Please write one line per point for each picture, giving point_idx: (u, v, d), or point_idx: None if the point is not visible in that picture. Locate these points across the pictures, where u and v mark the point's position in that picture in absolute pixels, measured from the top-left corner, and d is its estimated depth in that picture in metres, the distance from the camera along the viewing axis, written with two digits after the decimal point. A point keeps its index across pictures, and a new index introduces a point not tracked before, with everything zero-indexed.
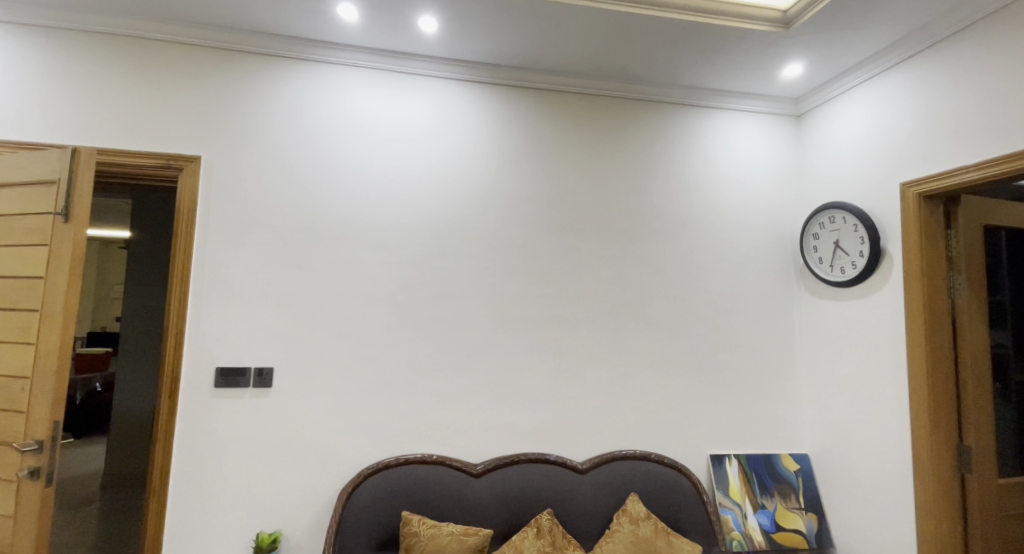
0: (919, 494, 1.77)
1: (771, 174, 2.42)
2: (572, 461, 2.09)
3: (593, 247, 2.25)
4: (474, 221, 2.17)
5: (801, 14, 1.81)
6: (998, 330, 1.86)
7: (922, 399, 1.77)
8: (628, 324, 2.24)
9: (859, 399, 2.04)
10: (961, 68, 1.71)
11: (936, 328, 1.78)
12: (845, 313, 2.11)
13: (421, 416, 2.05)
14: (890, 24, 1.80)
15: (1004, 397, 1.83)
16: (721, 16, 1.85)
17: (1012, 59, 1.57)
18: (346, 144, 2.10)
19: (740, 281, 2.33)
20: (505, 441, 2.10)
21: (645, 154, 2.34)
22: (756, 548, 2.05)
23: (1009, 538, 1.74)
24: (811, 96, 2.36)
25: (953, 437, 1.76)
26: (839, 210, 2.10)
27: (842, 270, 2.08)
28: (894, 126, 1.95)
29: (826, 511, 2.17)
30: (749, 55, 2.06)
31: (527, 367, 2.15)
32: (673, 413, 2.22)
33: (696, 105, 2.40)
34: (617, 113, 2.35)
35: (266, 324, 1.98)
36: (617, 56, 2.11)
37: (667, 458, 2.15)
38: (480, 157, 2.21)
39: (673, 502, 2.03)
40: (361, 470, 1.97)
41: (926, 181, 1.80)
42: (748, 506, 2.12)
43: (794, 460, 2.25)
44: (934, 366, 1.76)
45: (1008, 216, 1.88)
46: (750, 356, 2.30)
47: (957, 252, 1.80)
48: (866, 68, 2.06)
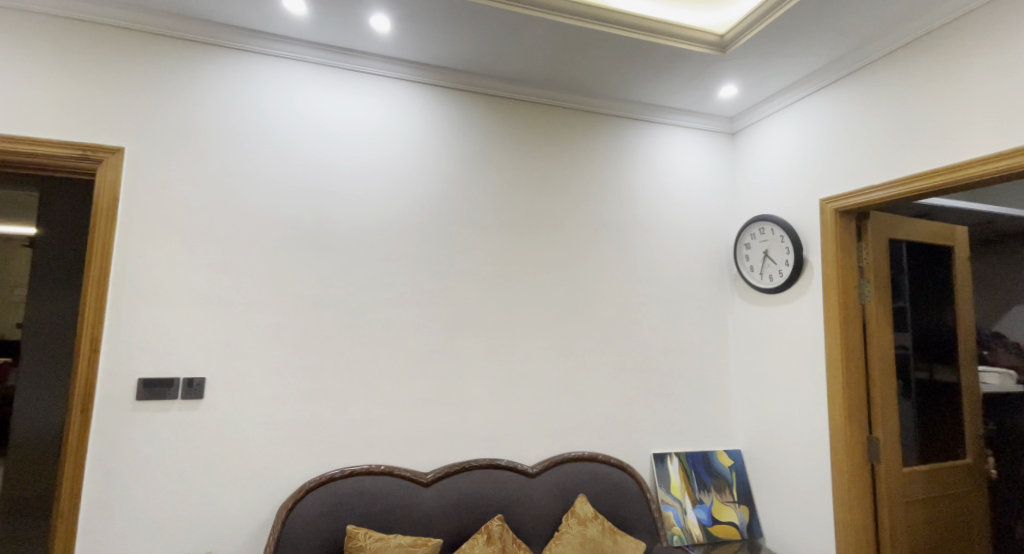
0: (836, 483, 1.93)
1: (708, 188, 2.57)
2: (521, 465, 2.10)
3: (544, 253, 2.29)
4: (426, 224, 2.15)
5: (735, 40, 1.95)
6: (900, 332, 2.08)
7: (838, 397, 1.94)
8: (577, 329, 2.29)
9: (784, 397, 2.20)
10: (870, 97, 1.91)
11: (849, 332, 1.97)
12: (772, 317, 2.28)
13: (368, 425, 1.99)
14: (811, 53, 1.98)
15: (905, 393, 2.05)
16: (665, 36, 1.96)
17: (909, 92, 1.77)
18: (291, 142, 2.01)
19: (681, 288, 2.46)
20: (455, 447, 2.08)
21: (594, 163, 2.42)
22: (694, 541, 2.16)
23: (911, 520, 1.95)
24: (744, 116, 2.54)
25: (865, 430, 1.94)
26: (768, 223, 2.27)
27: (770, 278, 2.25)
28: (814, 147, 2.14)
29: (756, 502, 2.32)
30: (689, 75, 2.19)
31: (478, 372, 2.15)
32: (619, 415, 2.29)
33: (642, 119, 2.51)
34: (568, 124, 2.41)
35: (197, 331, 1.84)
36: (568, 68, 2.17)
37: (612, 458, 2.22)
38: (433, 160, 2.19)
39: (619, 501, 2.10)
40: (301, 485, 1.88)
41: (842, 197, 1.98)
42: (687, 501, 2.23)
43: (728, 456, 2.39)
44: (848, 366, 1.94)
45: (908, 231, 2.11)
46: (690, 359, 2.42)
47: (866, 263, 2.01)
48: (792, 93, 2.25)
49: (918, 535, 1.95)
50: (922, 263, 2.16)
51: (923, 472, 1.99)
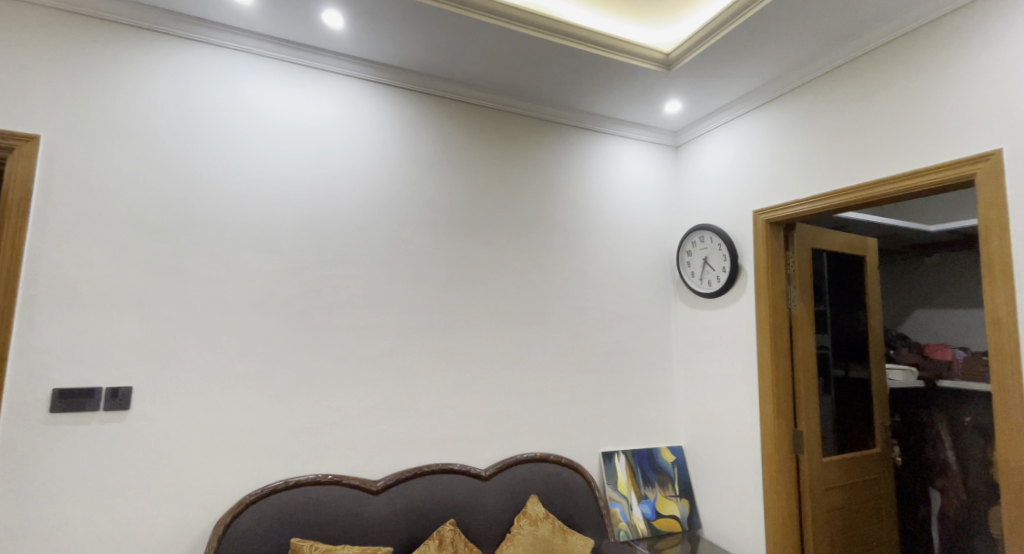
0: (766, 474, 2.08)
1: (654, 197, 2.70)
2: (474, 469, 2.11)
3: (498, 257, 2.32)
4: (378, 226, 2.11)
5: (680, 59, 2.08)
6: (821, 334, 2.28)
7: (768, 394, 2.10)
8: (529, 332, 2.33)
9: (720, 395, 2.35)
10: (798, 118, 2.09)
11: (777, 333, 2.13)
12: (710, 320, 2.43)
13: (315, 432, 1.92)
14: (747, 75, 2.14)
15: (825, 389, 2.25)
16: (617, 52, 2.05)
17: (831, 115, 1.96)
18: (235, 137, 1.91)
19: (628, 292, 2.56)
20: (406, 453, 2.05)
21: (548, 170, 2.47)
22: (639, 535, 2.25)
23: (830, 505, 2.13)
24: (687, 130, 2.70)
25: (791, 424, 2.11)
26: (707, 231, 2.42)
27: (709, 283, 2.39)
28: (749, 162, 2.31)
29: (695, 495, 2.45)
30: (637, 89, 2.29)
31: (431, 376, 2.13)
32: (569, 415, 2.35)
33: (594, 129, 2.60)
34: (523, 130, 2.45)
35: (125, 335, 1.71)
36: (524, 76, 2.21)
37: (563, 458, 2.27)
38: (388, 161, 2.16)
39: (569, 500, 2.15)
40: (241, 498, 1.78)
41: (773, 209, 2.15)
42: (633, 497, 2.32)
43: (671, 452, 2.51)
44: (777, 365, 2.11)
45: (828, 241, 2.32)
46: (636, 360, 2.53)
47: (793, 270, 2.19)
48: (731, 111, 2.41)
49: (836, 518, 2.14)
50: (840, 271, 2.37)
51: (840, 461, 2.19)
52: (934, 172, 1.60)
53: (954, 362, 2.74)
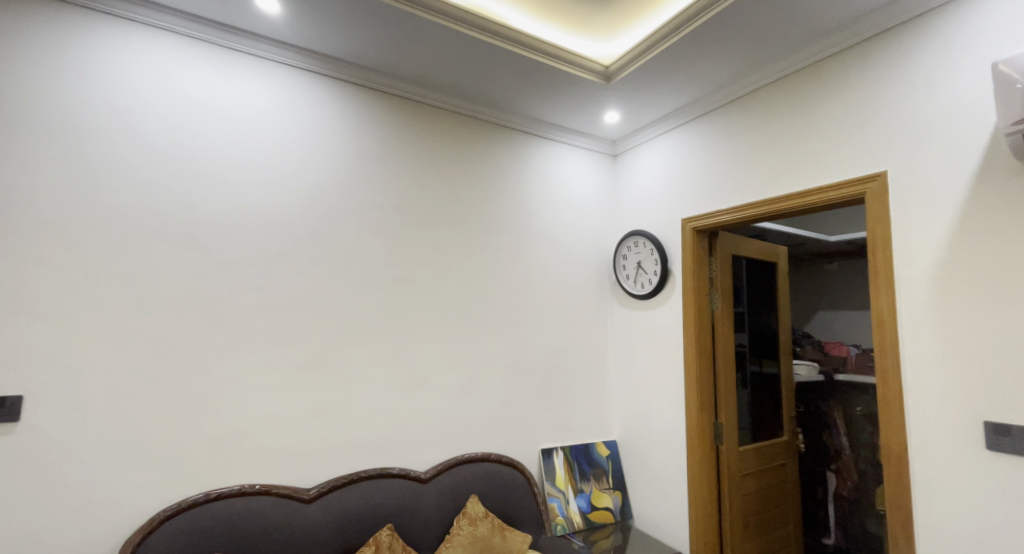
0: (690, 464, 2.24)
1: (593, 203, 2.81)
2: (414, 471, 2.08)
3: (441, 257, 2.30)
4: (315, 222, 2.03)
5: (619, 72, 2.18)
6: (739, 333, 2.48)
7: (692, 389, 2.26)
8: (472, 333, 2.34)
9: (651, 391, 2.49)
10: (723, 135, 2.28)
11: (702, 333, 2.30)
12: (642, 320, 2.57)
13: (244, 439, 1.81)
14: (679, 91, 2.30)
15: (742, 383, 2.46)
16: (560, 61, 2.11)
17: (751, 133, 2.15)
18: (155, 121, 1.76)
19: (567, 294, 2.64)
20: (343, 458, 1.98)
21: (493, 173, 2.50)
22: (575, 528, 2.33)
23: (745, 490, 2.33)
24: (624, 141, 2.83)
25: (712, 416, 2.28)
26: (641, 237, 2.56)
27: (642, 285, 2.53)
28: (679, 173, 2.48)
29: (627, 486, 2.58)
30: (578, 99, 2.38)
31: (370, 378, 2.08)
32: (510, 415, 2.39)
33: (537, 134, 2.66)
34: (468, 132, 2.46)
35: (16, 337, 1.52)
36: (470, 78, 2.23)
37: (503, 457, 2.30)
38: (327, 156, 2.08)
39: (508, 498, 2.19)
40: (154, 514, 1.64)
41: (700, 218, 2.32)
42: (570, 492, 2.40)
43: (606, 446, 2.62)
44: (701, 362, 2.27)
45: (746, 248, 2.53)
46: (574, 359, 2.61)
47: (715, 274, 2.37)
48: (664, 124, 2.57)
49: (750, 502, 2.34)
50: (757, 276, 2.60)
51: (754, 450, 2.40)
52: (835, 189, 1.81)
53: (849, 357, 3.05)
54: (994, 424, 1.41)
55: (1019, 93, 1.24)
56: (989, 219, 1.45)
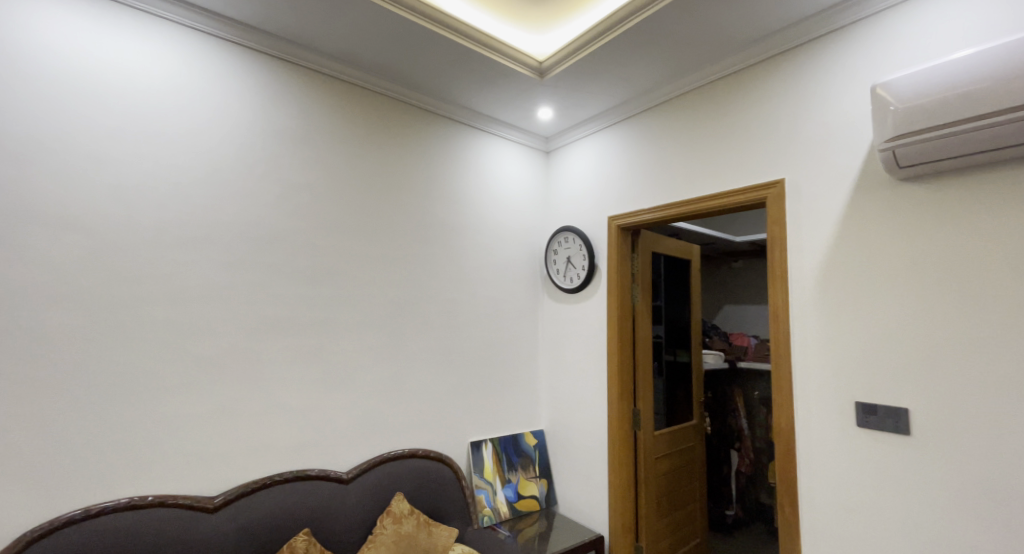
0: (611, 450, 2.35)
1: (526, 197, 2.82)
2: (334, 472, 1.99)
3: (368, 247, 2.20)
4: (224, 205, 1.84)
5: (551, 68, 2.21)
6: (657, 326, 2.64)
7: (614, 379, 2.37)
8: (401, 326, 2.27)
9: (576, 380, 2.58)
10: (648, 137, 2.40)
11: (624, 325, 2.41)
12: (570, 313, 2.65)
13: (139, 444, 1.62)
14: (608, 93, 2.38)
15: (659, 373, 2.62)
16: (494, 52, 2.09)
17: (673, 137, 2.29)
18: (27, 82, 1.53)
19: (499, 286, 2.65)
20: (257, 461, 1.84)
21: (424, 162, 2.43)
22: (501, 518, 2.36)
23: (659, 472, 2.49)
24: (557, 137, 2.88)
25: (632, 404, 2.41)
26: (571, 232, 2.64)
27: (571, 280, 2.61)
28: (608, 171, 2.57)
29: (553, 474, 2.66)
30: (511, 92, 2.38)
31: (289, 375, 1.94)
32: (439, 409, 2.36)
33: (471, 125, 2.63)
34: (399, 118, 2.36)
35: None
36: (401, 60, 2.14)
37: (431, 452, 2.27)
38: (239, 133, 1.90)
39: (434, 493, 2.16)
40: (19, 535, 1.43)
41: (624, 216, 2.43)
42: (497, 483, 2.42)
43: (533, 436, 2.68)
44: (622, 353, 2.39)
45: (665, 246, 2.69)
46: (505, 352, 2.63)
47: (637, 270, 2.50)
48: (594, 124, 2.65)
49: (663, 483, 2.51)
50: (674, 273, 2.78)
51: (668, 434, 2.57)
52: (743, 193, 1.98)
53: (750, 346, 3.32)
54: (862, 404, 1.62)
55: (890, 116, 1.42)
56: (864, 225, 1.66)
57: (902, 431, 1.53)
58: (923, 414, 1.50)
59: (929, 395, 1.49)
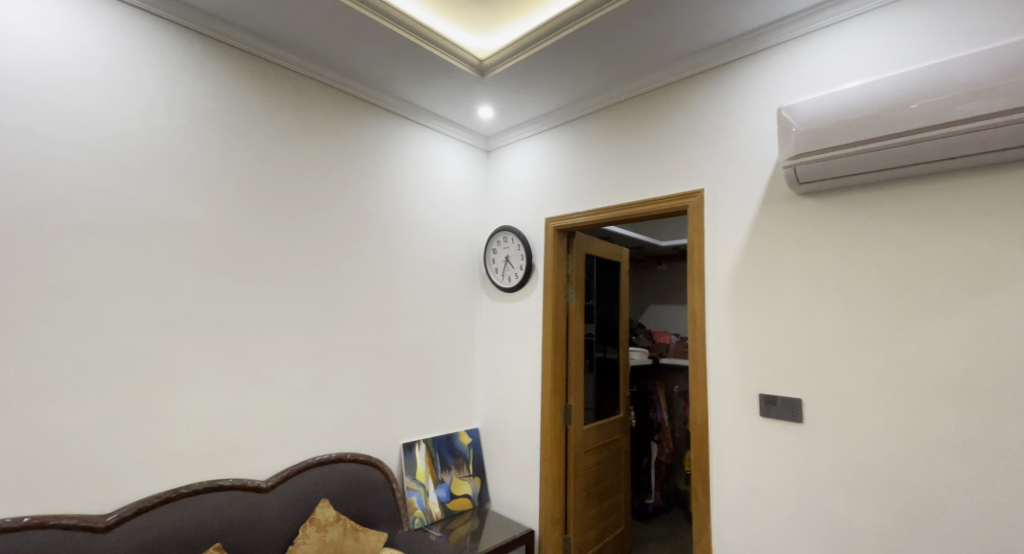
0: (544, 445, 2.41)
1: (465, 195, 2.81)
2: (252, 481, 1.85)
3: (295, 240, 2.08)
4: (125, 189, 1.66)
5: (492, 68, 2.22)
6: (589, 324, 2.74)
7: (548, 376, 2.43)
8: (331, 324, 2.17)
9: (510, 378, 2.62)
10: (584, 142, 2.48)
11: (558, 324, 2.48)
12: (507, 312, 2.68)
13: (14, 458, 1.43)
14: (547, 97, 2.44)
15: (589, 369, 2.72)
16: (435, 45, 2.06)
17: (607, 144, 2.39)
18: None
19: (436, 284, 2.60)
20: (164, 471, 1.68)
21: (359, 153, 2.33)
22: (433, 519, 2.33)
23: (588, 465, 2.59)
24: (497, 137, 2.89)
25: (564, 400, 2.48)
26: (509, 232, 2.66)
27: (509, 279, 2.64)
28: (546, 173, 2.63)
29: (486, 472, 2.66)
30: (449, 87, 2.35)
31: (203, 377, 1.79)
32: (371, 410, 2.28)
33: (409, 118, 2.56)
34: (332, 105, 2.25)
35: None
36: (334, 45, 2.03)
37: (359, 455, 2.19)
38: (145, 110, 1.72)
39: (362, 498, 2.08)
40: None
41: (560, 218, 2.50)
42: (430, 484, 2.38)
43: (468, 435, 2.67)
44: (556, 351, 2.45)
45: (597, 248, 2.80)
46: (441, 350, 2.60)
47: (572, 270, 2.58)
48: (533, 126, 2.70)
49: (591, 475, 2.61)
50: (606, 274, 2.90)
51: (596, 428, 2.68)
52: (669, 200, 2.11)
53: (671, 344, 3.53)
54: (765, 396, 1.80)
55: (793, 136, 1.58)
56: (770, 234, 1.83)
57: (796, 419, 1.72)
58: (814, 404, 1.69)
59: (820, 387, 1.68)
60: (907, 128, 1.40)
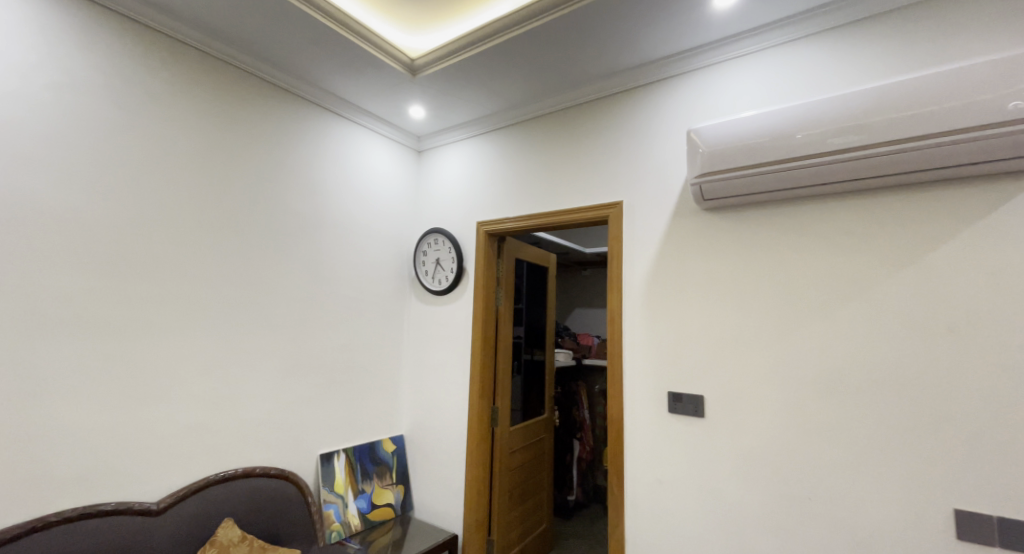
0: (470, 448, 2.40)
1: (394, 195, 2.73)
2: (139, 504, 1.65)
3: (202, 235, 1.90)
4: None
5: (424, 68, 2.20)
6: (517, 327, 2.78)
7: (477, 379, 2.43)
8: (242, 328, 2.01)
9: (435, 383, 2.60)
10: (515, 149, 2.53)
11: (487, 327, 2.50)
12: (434, 315, 2.65)
13: None
14: (479, 102, 2.46)
15: (517, 372, 2.76)
16: (362, 39, 1.99)
17: (537, 152, 2.45)
18: None
19: (361, 286, 2.50)
20: (27, 496, 1.47)
21: (279, 145, 2.19)
22: (352, 531, 2.21)
23: (513, 466, 2.62)
24: (429, 138, 2.86)
25: (491, 403, 2.50)
26: (441, 235, 2.64)
27: (439, 281, 2.61)
28: (478, 177, 2.64)
29: (410, 479, 2.60)
30: (376, 83, 2.29)
31: (83, 388, 1.60)
32: (287, 419, 2.14)
33: (336, 112, 2.45)
34: (248, 92, 2.09)
35: None
36: (251, 29, 1.89)
37: (271, 469, 2.03)
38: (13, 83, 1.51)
39: (273, 513, 1.94)
40: None
41: (491, 222, 2.52)
42: (349, 495, 2.27)
43: (392, 442, 2.60)
44: (485, 354, 2.46)
45: (526, 253, 2.86)
46: (366, 355, 2.50)
47: (502, 274, 2.60)
48: (466, 129, 2.70)
49: (516, 476, 2.65)
50: (534, 279, 2.97)
51: (522, 429, 2.72)
52: (592, 210, 2.22)
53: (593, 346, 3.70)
54: (672, 393, 1.95)
55: (699, 156, 1.75)
56: (681, 244, 2.00)
57: (699, 414, 1.88)
58: (714, 399, 1.86)
59: (720, 384, 1.86)
60: (794, 156, 1.60)
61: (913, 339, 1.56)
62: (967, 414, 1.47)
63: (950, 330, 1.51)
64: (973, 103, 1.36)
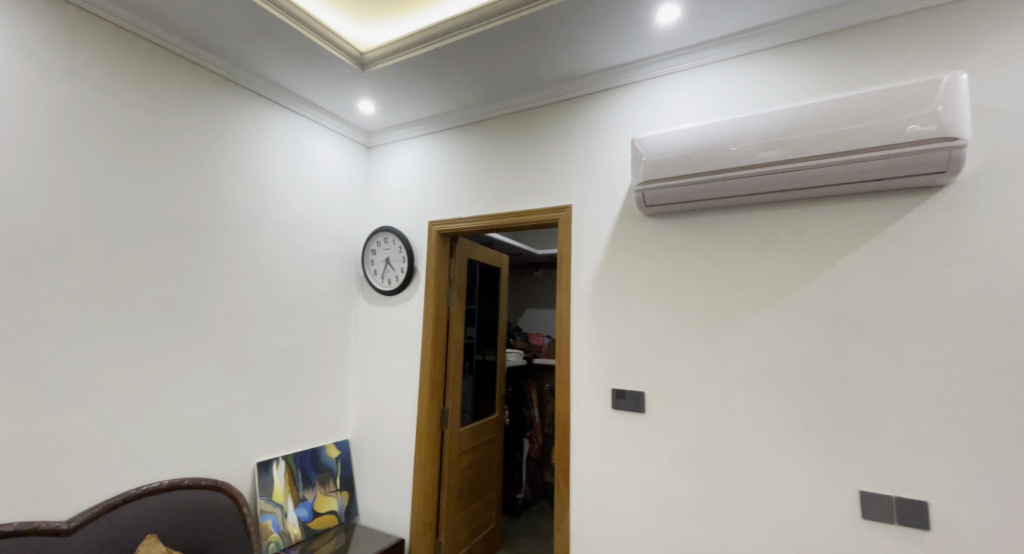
0: (418, 451, 2.37)
1: (342, 191, 2.65)
2: (47, 524, 1.52)
3: (125, 229, 1.77)
4: None
5: (374, 62, 2.15)
6: (469, 327, 2.77)
7: (427, 380, 2.40)
8: (170, 329, 1.87)
9: (381, 384, 2.54)
10: (468, 149, 2.53)
11: (438, 328, 2.47)
12: (382, 316, 2.60)
13: None
14: (432, 101, 2.43)
15: (467, 372, 2.75)
16: (308, 28, 1.91)
17: (489, 153, 2.46)
18: None
19: (305, 286, 2.40)
20: None
21: (217, 135, 2.06)
22: (291, 542, 2.12)
23: (463, 467, 2.61)
24: (380, 134, 2.79)
25: (440, 405, 2.47)
26: (391, 233, 2.59)
27: (388, 281, 2.56)
28: (430, 176, 2.61)
29: (355, 485, 2.53)
30: (322, 75, 2.21)
31: None
32: (221, 425, 2.01)
33: (279, 103, 2.34)
34: (181, 77, 1.95)
35: None
36: (183, 10, 1.77)
37: (201, 480, 1.90)
38: None
39: (203, 526, 1.81)
40: None
41: (443, 222, 2.50)
42: (289, 503, 2.17)
43: (337, 447, 2.51)
44: (435, 355, 2.44)
45: (479, 253, 2.86)
46: (309, 357, 2.41)
47: (454, 274, 2.59)
48: (418, 127, 2.66)
49: (465, 477, 2.63)
50: (487, 279, 2.97)
51: (472, 430, 2.72)
52: (541, 212, 2.27)
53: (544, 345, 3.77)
54: (616, 389, 2.02)
55: (642, 165, 1.86)
56: (626, 247, 2.09)
57: (639, 410, 1.97)
58: (655, 395, 1.95)
59: (660, 381, 1.95)
60: (730, 168, 1.72)
61: (830, 337, 1.71)
62: (874, 403, 1.63)
63: (859, 328, 1.68)
64: (883, 124, 1.51)
